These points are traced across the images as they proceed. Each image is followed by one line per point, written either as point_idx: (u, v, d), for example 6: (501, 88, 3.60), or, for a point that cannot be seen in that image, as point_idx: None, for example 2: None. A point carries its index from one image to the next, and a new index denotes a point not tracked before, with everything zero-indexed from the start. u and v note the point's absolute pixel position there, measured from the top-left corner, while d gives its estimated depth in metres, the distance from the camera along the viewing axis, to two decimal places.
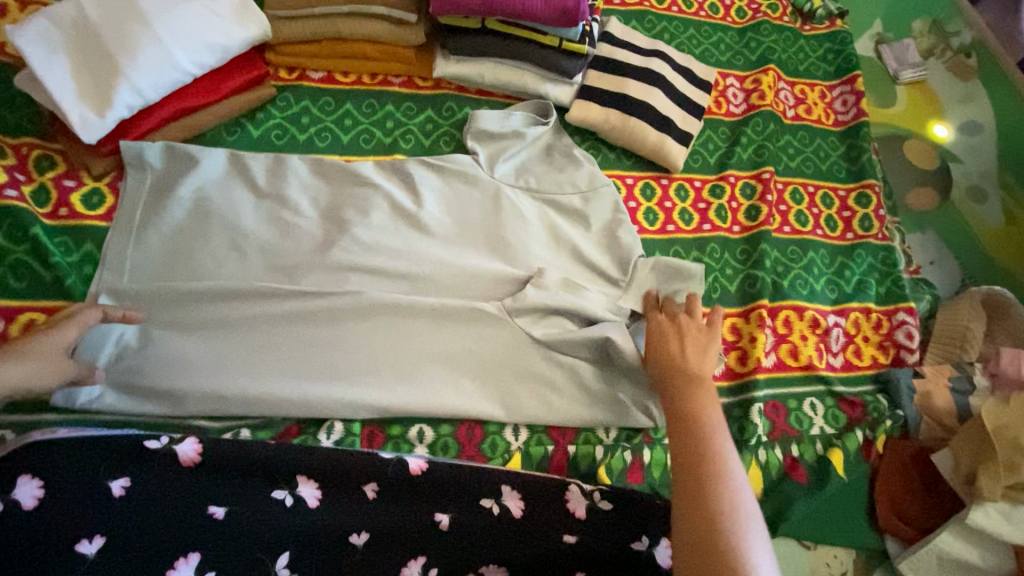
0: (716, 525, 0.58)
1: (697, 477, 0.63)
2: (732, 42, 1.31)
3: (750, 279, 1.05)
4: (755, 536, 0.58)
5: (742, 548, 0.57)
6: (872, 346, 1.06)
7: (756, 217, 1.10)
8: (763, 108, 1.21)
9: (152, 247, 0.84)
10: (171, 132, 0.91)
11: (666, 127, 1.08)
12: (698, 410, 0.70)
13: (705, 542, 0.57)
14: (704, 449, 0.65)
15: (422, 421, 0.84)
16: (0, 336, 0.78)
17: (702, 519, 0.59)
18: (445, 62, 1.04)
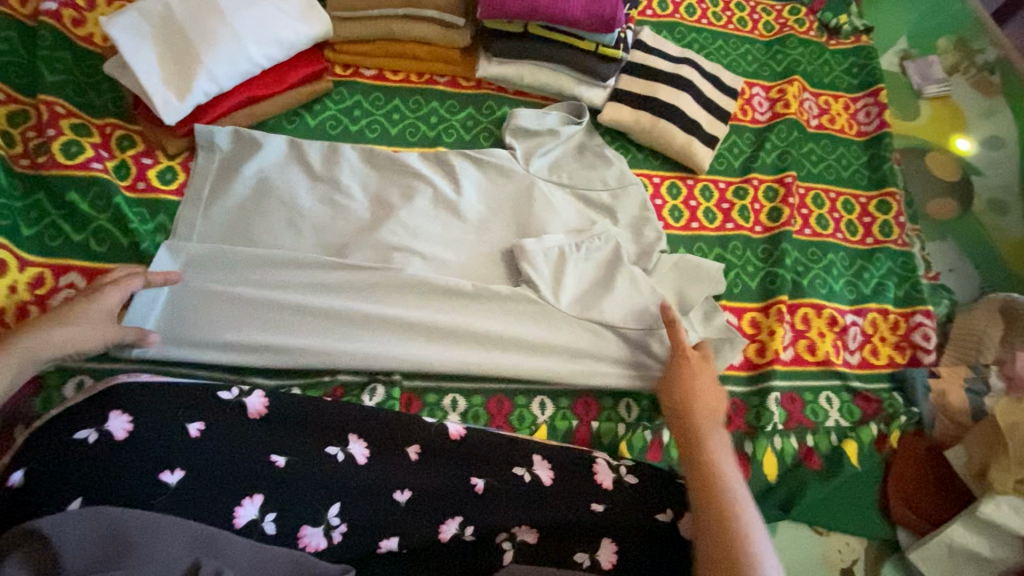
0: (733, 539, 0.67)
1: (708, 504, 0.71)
2: (759, 54, 1.37)
3: (771, 277, 1.09)
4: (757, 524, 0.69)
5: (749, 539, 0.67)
6: (889, 346, 1.09)
7: (778, 218, 1.15)
8: (787, 116, 1.26)
9: (218, 220, 0.92)
10: (237, 118, 1.00)
11: (694, 130, 1.13)
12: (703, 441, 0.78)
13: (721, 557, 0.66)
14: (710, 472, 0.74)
15: (456, 390, 0.90)
16: (84, 293, 0.86)
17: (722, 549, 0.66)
18: (487, 64, 1.12)
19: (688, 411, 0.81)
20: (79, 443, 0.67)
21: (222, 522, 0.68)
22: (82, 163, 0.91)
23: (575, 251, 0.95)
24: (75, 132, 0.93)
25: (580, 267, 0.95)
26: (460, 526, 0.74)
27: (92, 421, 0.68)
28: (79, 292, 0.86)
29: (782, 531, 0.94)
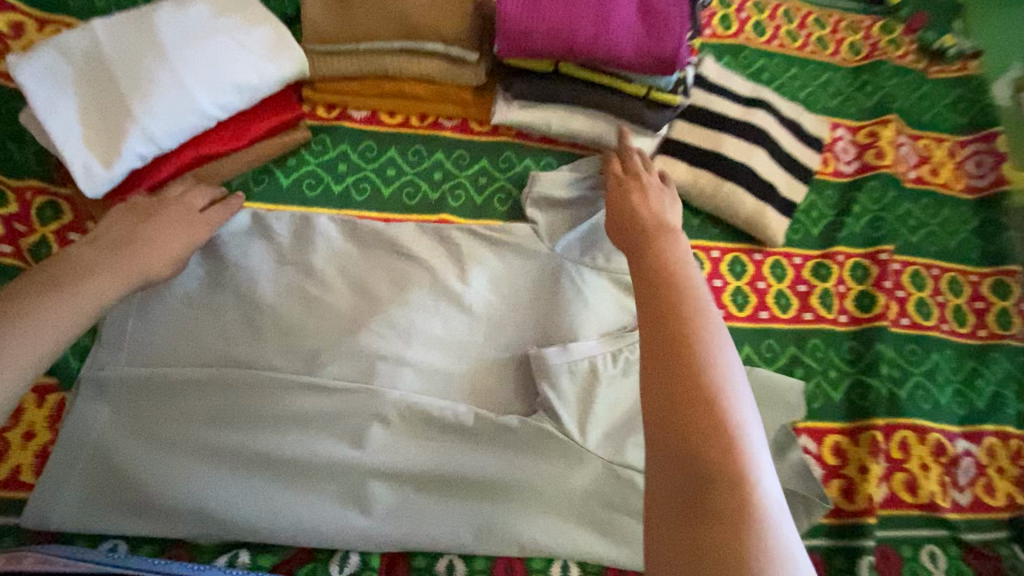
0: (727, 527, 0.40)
1: (695, 445, 0.45)
2: (843, 85, 1.11)
3: (861, 387, 0.86)
4: (774, 504, 0.43)
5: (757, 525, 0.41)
6: (1007, 480, 0.86)
7: (869, 306, 0.91)
8: (881, 169, 1.01)
9: (156, 320, 0.74)
10: (189, 181, 0.79)
11: (767, 194, 0.89)
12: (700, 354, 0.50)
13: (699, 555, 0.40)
14: (705, 399, 0.47)
15: (453, 551, 0.71)
16: None
17: (706, 536, 0.40)
18: (506, 107, 0.88)
19: (679, 315, 0.54)
20: None
21: None
22: None
23: (609, 364, 0.75)
24: None
25: (617, 388, 0.75)
26: None
27: None
28: None
29: None
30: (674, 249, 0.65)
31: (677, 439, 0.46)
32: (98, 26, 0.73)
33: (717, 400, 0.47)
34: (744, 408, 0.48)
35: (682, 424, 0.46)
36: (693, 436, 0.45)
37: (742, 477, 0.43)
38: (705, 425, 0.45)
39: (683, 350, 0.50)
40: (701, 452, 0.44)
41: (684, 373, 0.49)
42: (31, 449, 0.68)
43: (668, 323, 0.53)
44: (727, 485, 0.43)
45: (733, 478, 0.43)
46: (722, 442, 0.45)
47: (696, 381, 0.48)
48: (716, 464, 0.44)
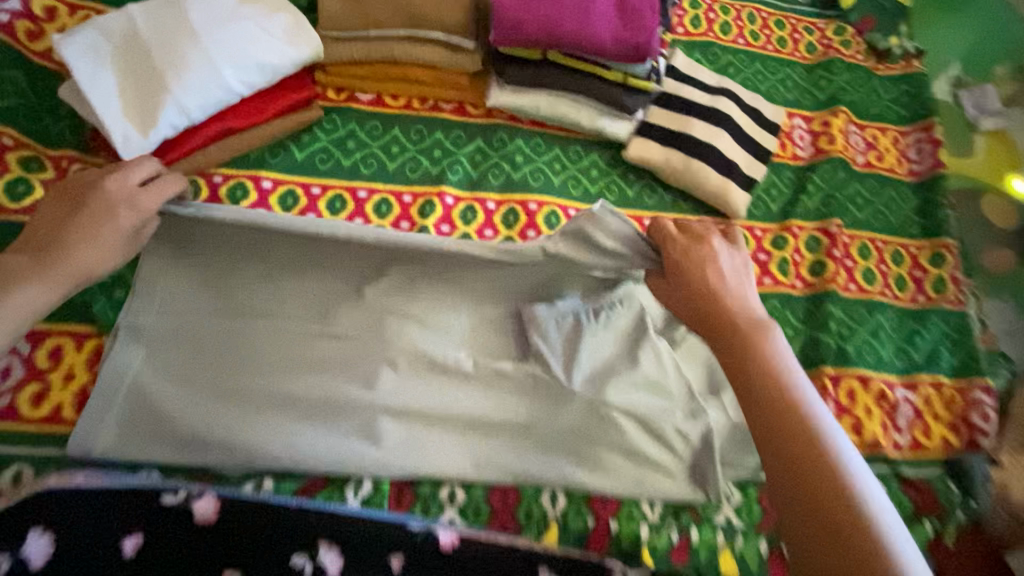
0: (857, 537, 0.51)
1: (798, 457, 0.56)
2: (800, 80, 1.24)
3: (813, 342, 0.97)
4: (870, 485, 0.55)
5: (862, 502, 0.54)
6: (943, 425, 0.96)
7: (820, 272, 1.03)
8: (832, 153, 1.13)
9: (179, 273, 0.80)
10: (211, 152, 0.87)
11: (730, 172, 1.00)
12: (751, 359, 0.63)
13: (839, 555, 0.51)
14: (788, 413, 0.58)
15: (454, 480, 0.78)
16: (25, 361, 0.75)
17: (833, 519, 0.53)
18: (500, 91, 0.98)
19: (721, 327, 0.66)
20: None
21: None
22: (30, 206, 0.79)
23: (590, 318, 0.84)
24: (24, 167, 0.81)
25: (598, 338, 0.84)
26: None
27: (6, 544, 0.57)
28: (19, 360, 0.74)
29: None
30: (725, 277, 0.69)
31: (801, 459, 0.56)
32: (135, 10, 0.82)
33: (805, 419, 0.58)
34: (827, 415, 0.60)
35: (781, 428, 0.58)
36: (787, 471, 0.56)
37: (844, 478, 0.55)
38: (811, 449, 0.56)
39: (778, 394, 0.60)
40: (824, 506, 0.53)
41: (786, 424, 0.58)
42: (70, 389, 0.75)
43: (741, 342, 0.64)
44: (837, 504, 0.53)
45: (848, 520, 0.53)
46: (841, 479, 0.55)
47: (788, 411, 0.59)
48: (834, 513, 0.53)
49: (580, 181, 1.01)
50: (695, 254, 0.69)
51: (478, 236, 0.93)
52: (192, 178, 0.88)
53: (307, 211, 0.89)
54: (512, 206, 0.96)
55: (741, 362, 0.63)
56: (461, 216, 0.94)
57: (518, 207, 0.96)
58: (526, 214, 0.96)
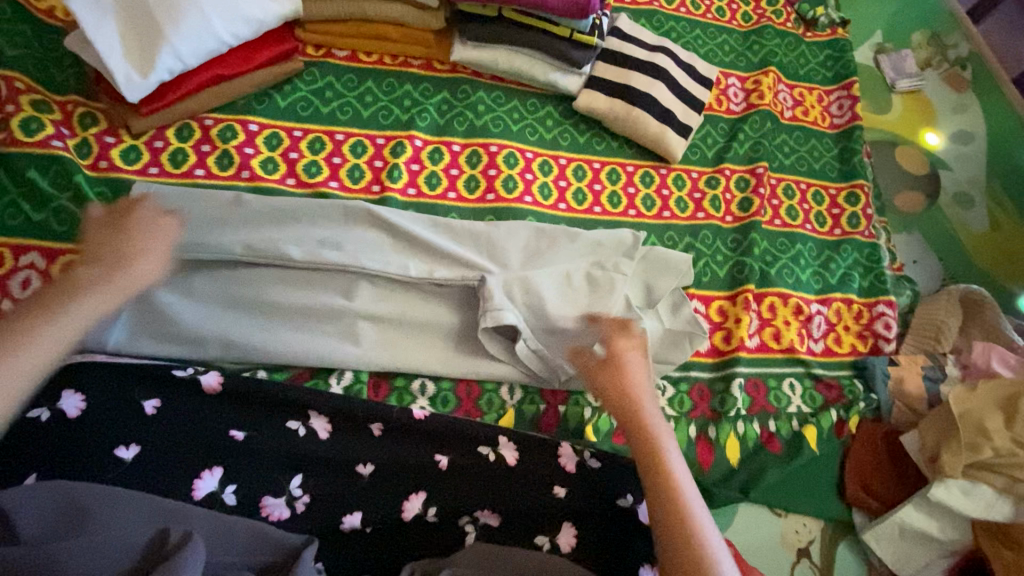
0: (697, 560, 0.61)
1: (667, 506, 0.65)
2: (736, 44, 1.38)
3: (739, 266, 1.11)
4: (718, 541, 0.64)
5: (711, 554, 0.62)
6: (852, 335, 1.12)
7: (748, 208, 1.17)
8: (761, 107, 1.27)
9: (172, 198, 0.90)
10: (204, 97, 0.98)
11: (667, 118, 1.14)
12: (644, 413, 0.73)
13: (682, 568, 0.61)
14: (666, 477, 0.67)
15: (425, 374, 0.91)
16: (43, 273, 0.85)
17: (680, 549, 0.62)
18: (463, 47, 1.11)
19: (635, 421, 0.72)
20: (33, 422, 0.66)
21: (182, 495, 0.68)
22: (42, 141, 0.89)
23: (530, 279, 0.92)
24: (35, 108, 0.91)
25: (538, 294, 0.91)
26: (423, 506, 0.74)
27: (43, 400, 0.68)
28: (38, 273, 0.85)
29: (742, 512, 0.96)
30: (639, 372, 0.76)
31: (654, 492, 0.67)
32: None
33: (670, 463, 0.69)
34: (688, 477, 0.68)
35: (649, 469, 0.68)
36: (662, 529, 0.64)
37: (697, 535, 0.63)
38: (677, 501, 0.65)
39: (647, 441, 0.70)
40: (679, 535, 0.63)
41: (653, 463, 0.68)
42: None
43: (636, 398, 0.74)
44: (692, 552, 0.62)
45: (692, 543, 0.63)
46: (685, 516, 0.64)
47: (660, 464, 0.68)
48: (693, 558, 0.61)
49: (536, 128, 1.14)
50: (614, 356, 0.77)
51: (444, 174, 1.06)
52: (186, 121, 0.99)
53: (291, 150, 1.01)
54: (474, 149, 1.09)
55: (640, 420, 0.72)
56: (429, 156, 1.06)
57: (480, 149, 1.09)
58: (487, 155, 1.08)
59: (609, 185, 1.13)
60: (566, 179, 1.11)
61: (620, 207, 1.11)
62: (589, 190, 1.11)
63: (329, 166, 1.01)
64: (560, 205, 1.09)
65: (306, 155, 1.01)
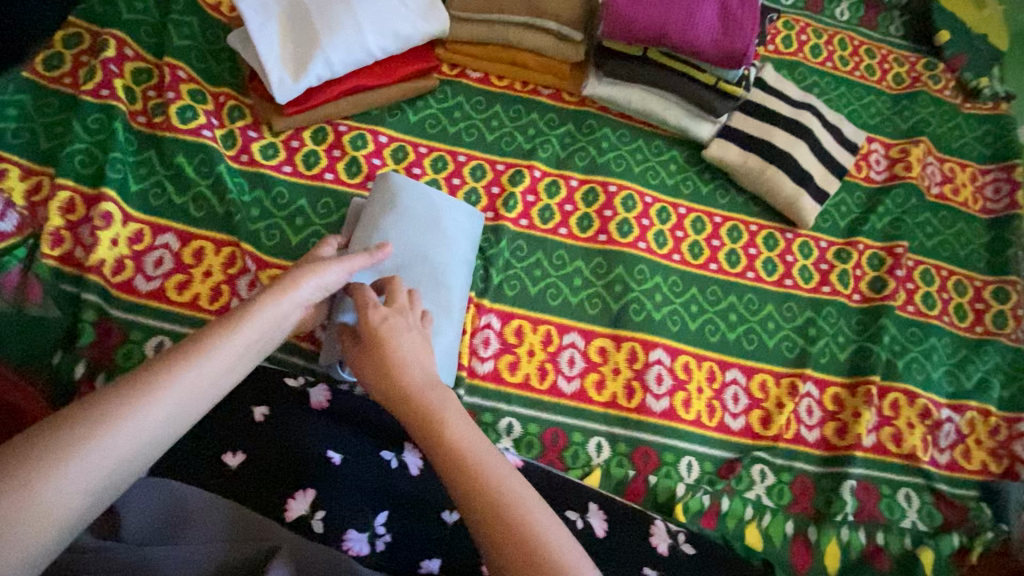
0: (511, 522, 0.55)
1: (473, 490, 0.57)
2: (883, 107, 1.27)
3: (863, 352, 1.01)
4: (545, 520, 0.56)
5: (535, 530, 0.55)
6: (984, 451, 0.99)
7: (880, 289, 1.07)
8: (907, 179, 1.16)
9: (358, 213, 0.92)
10: (343, 105, 1.00)
11: (804, 181, 1.05)
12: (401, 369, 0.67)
13: (500, 541, 0.54)
14: (462, 451, 0.60)
15: (513, 415, 0.88)
16: (175, 255, 0.89)
17: (498, 516, 0.55)
18: (597, 82, 1.08)
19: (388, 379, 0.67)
20: None
21: (274, 513, 0.67)
22: (195, 130, 0.94)
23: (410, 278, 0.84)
24: (192, 98, 0.97)
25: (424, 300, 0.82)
26: None
27: None
28: (172, 254, 0.89)
29: None
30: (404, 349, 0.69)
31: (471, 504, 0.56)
32: None
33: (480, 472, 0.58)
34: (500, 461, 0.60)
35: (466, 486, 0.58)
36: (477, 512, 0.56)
37: (512, 505, 0.56)
38: (484, 480, 0.57)
39: (417, 408, 0.64)
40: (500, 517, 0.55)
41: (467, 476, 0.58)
42: (207, 283, 0.89)
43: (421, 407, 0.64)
44: (513, 525, 0.54)
45: (523, 541, 0.54)
46: (513, 521, 0.55)
47: (475, 473, 0.58)
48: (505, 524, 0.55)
49: (658, 172, 1.09)
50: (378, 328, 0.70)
51: (558, 209, 1.03)
52: (322, 125, 1.01)
53: (415, 166, 1.02)
54: (592, 187, 1.05)
55: (428, 424, 0.63)
56: (546, 189, 1.04)
57: (598, 188, 1.05)
58: (605, 194, 1.05)
59: (729, 243, 1.06)
60: (683, 230, 1.05)
61: (738, 268, 1.04)
62: (707, 244, 1.05)
63: (448, 186, 1.01)
64: (673, 255, 1.03)
65: (428, 172, 1.02)
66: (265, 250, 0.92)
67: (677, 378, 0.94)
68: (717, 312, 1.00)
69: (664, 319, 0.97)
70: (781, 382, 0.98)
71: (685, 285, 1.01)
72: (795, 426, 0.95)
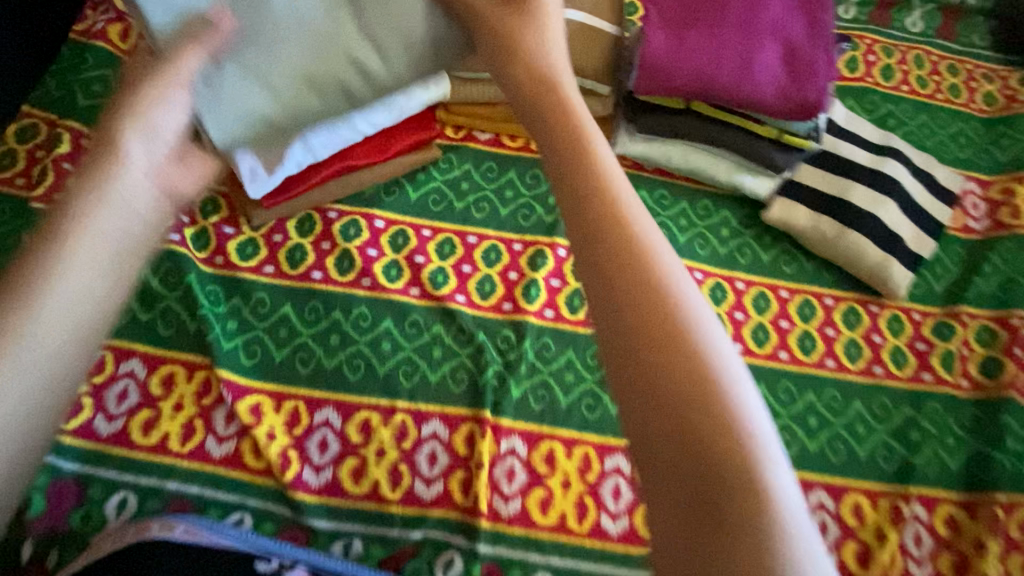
0: (746, 474, 0.36)
1: (695, 390, 0.37)
2: (976, 136, 1.06)
3: (983, 459, 0.81)
4: (786, 479, 0.37)
5: (770, 469, 0.37)
6: None
7: (996, 374, 0.86)
8: (1016, 228, 0.95)
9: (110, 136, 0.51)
10: (331, 188, 0.86)
11: (891, 245, 0.86)
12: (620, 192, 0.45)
13: (721, 531, 0.34)
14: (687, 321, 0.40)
15: (547, 568, 0.71)
16: (141, 385, 0.76)
17: (722, 433, 0.36)
18: (630, 139, 0.90)
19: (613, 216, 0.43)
20: None
21: None
22: None
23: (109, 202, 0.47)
24: None
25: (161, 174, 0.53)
26: None
27: None
28: (136, 384, 0.76)
29: None
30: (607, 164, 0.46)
31: (680, 418, 0.37)
32: None
33: (693, 345, 0.39)
34: (732, 360, 0.40)
35: (646, 371, 0.39)
36: (702, 468, 0.36)
37: (743, 445, 0.36)
38: (713, 395, 0.37)
39: (625, 234, 0.42)
40: (728, 477, 0.36)
41: (654, 321, 0.39)
42: (178, 419, 0.75)
43: (624, 283, 0.41)
44: (759, 498, 0.35)
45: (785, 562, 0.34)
46: (747, 462, 0.36)
47: (694, 368, 0.38)
48: (743, 490, 0.35)
49: (707, 239, 0.90)
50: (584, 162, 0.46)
51: None
52: (310, 213, 0.87)
53: (417, 253, 0.86)
54: None
55: (630, 263, 0.41)
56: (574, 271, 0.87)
57: None
58: None
59: (801, 323, 0.87)
60: (743, 311, 0.87)
61: (815, 355, 0.85)
62: (774, 326, 0.86)
63: (457, 275, 0.86)
64: (734, 344, 0.84)
65: (433, 260, 0.86)
66: (244, 373, 0.78)
67: None
68: (792, 416, 0.82)
69: None
70: (880, 505, 0.78)
71: (751, 382, 0.83)
72: (903, 563, 0.75)
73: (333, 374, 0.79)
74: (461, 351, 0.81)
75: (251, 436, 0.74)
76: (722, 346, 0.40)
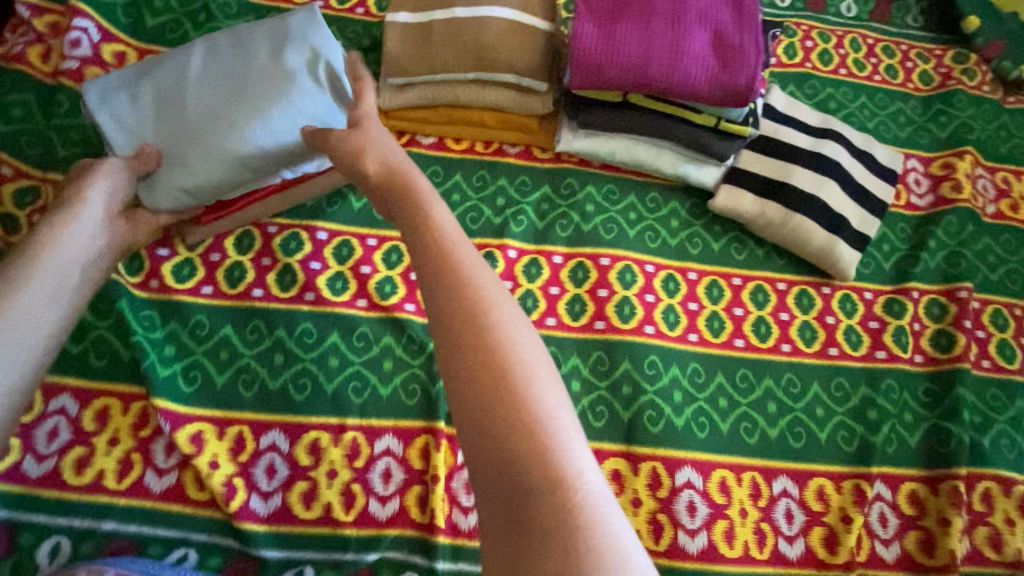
0: (519, 423, 0.42)
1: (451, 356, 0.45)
2: (914, 114, 1.08)
3: (940, 434, 0.81)
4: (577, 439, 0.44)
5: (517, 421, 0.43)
6: None
7: (948, 347, 0.87)
8: (958, 203, 0.97)
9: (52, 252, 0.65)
10: (269, 204, 0.84)
11: (837, 226, 0.86)
12: (436, 222, 0.53)
13: (509, 480, 0.41)
14: (454, 311, 0.47)
15: None
16: (72, 422, 0.72)
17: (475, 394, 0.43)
18: (572, 136, 0.89)
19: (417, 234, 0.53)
20: None
21: None
22: None
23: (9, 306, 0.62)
24: None
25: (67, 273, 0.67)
26: None
27: None
28: (66, 421, 0.72)
29: None
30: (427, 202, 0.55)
31: (510, 407, 0.42)
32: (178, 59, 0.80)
33: (510, 350, 0.45)
34: (528, 343, 0.46)
35: (474, 373, 0.44)
36: (513, 438, 0.42)
37: (516, 408, 0.43)
38: (484, 367, 0.44)
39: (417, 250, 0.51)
40: (506, 436, 0.42)
41: (470, 318, 0.46)
42: (113, 455, 0.71)
43: (445, 293, 0.48)
44: (493, 442, 0.42)
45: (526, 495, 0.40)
46: (500, 416, 0.43)
47: (476, 343, 0.45)
48: (521, 443, 0.42)
49: (657, 232, 0.90)
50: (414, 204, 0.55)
51: (542, 294, 0.84)
52: (248, 229, 0.84)
53: (363, 264, 0.84)
54: (581, 261, 0.86)
55: (439, 269, 0.49)
56: (525, 271, 0.85)
57: (588, 262, 0.86)
58: (597, 269, 0.86)
59: (755, 310, 0.87)
60: (696, 301, 0.86)
61: (771, 341, 0.85)
62: (728, 314, 0.86)
63: (405, 284, 0.84)
64: (690, 335, 0.84)
65: (380, 270, 0.84)
66: (183, 401, 0.74)
67: (715, 504, 0.75)
68: (752, 404, 0.81)
69: (689, 424, 0.78)
70: (843, 487, 0.78)
71: (709, 372, 0.82)
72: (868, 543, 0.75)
73: (278, 395, 0.76)
74: (412, 362, 0.79)
75: (194, 467, 0.71)
76: (518, 331, 0.47)
